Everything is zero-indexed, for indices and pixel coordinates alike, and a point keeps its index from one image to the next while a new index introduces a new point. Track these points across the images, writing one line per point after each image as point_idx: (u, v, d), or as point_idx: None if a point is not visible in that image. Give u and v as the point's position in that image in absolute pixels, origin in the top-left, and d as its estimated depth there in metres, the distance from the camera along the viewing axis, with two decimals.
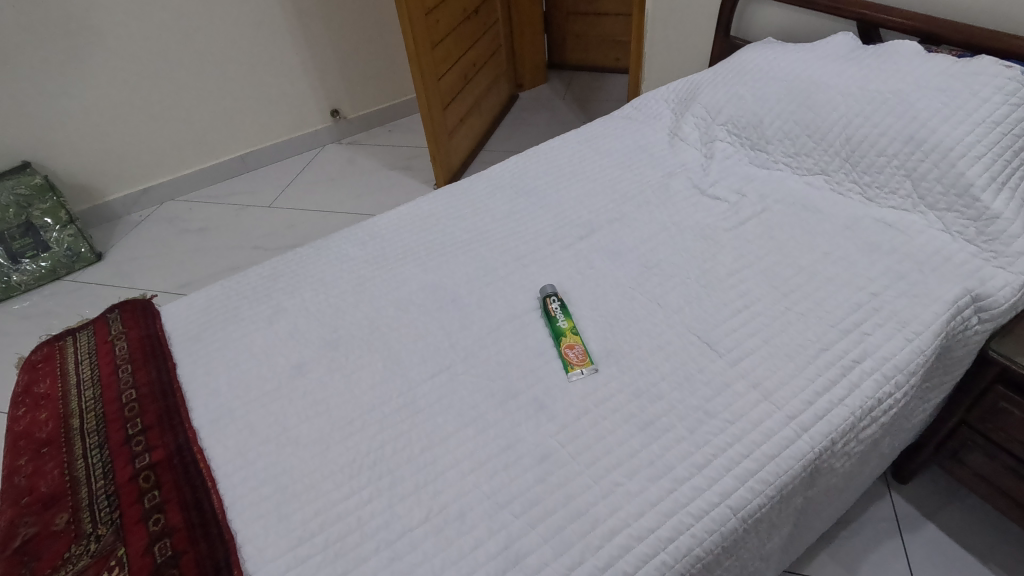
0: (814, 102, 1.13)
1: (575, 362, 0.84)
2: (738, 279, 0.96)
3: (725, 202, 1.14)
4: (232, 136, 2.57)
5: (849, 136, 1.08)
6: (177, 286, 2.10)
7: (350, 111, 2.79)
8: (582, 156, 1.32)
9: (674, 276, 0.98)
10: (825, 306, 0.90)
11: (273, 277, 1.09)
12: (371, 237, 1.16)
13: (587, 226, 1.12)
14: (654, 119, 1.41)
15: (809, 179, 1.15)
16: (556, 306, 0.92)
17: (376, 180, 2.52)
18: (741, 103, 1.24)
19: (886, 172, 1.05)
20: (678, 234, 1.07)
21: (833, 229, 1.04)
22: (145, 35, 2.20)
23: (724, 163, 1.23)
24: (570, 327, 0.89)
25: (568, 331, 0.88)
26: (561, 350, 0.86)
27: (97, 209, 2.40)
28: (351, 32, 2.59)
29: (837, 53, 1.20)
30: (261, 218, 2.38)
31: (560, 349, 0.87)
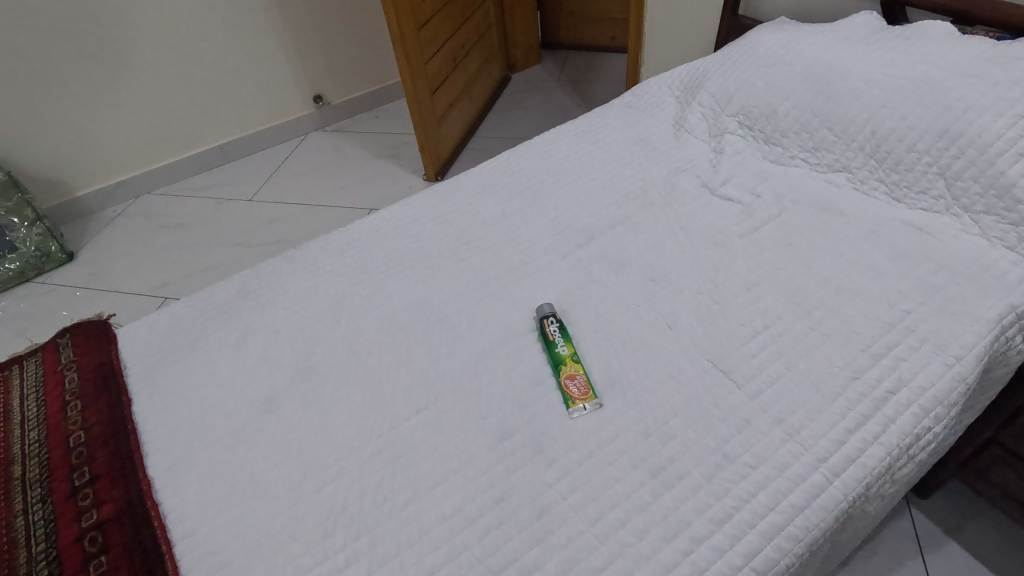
0: (835, 91, 1.03)
1: (576, 397, 0.75)
2: (756, 293, 0.87)
3: (738, 203, 1.03)
4: (211, 124, 2.43)
5: (874, 129, 0.98)
6: (153, 287, 1.99)
7: (334, 97, 2.65)
8: (581, 150, 1.21)
9: (684, 289, 0.89)
10: (854, 326, 0.80)
11: (241, 293, 0.98)
12: (350, 245, 1.05)
13: (587, 231, 1.01)
14: (657, 108, 1.29)
15: (828, 177, 1.05)
16: (555, 328, 0.83)
17: (363, 170, 2.39)
18: (753, 92, 1.13)
19: (916, 170, 0.95)
20: (688, 240, 0.97)
21: (858, 233, 0.94)
22: (113, 17, 2.05)
23: (735, 158, 1.12)
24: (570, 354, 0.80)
25: (568, 358, 0.79)
26: (560, 382, 0.77)
27: (67, 204, 2.27)
28: (334, 13, 2.44)
29: (858, 35, 1.09)
30: (241, 212, 2.26)
31: (559, 380, 0.78)
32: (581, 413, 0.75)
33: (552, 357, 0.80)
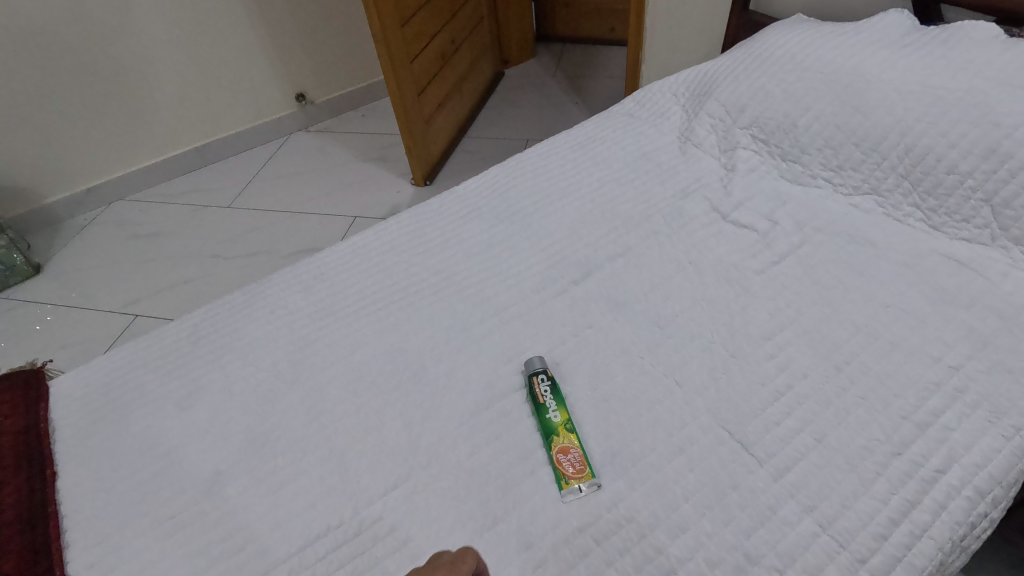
0: (862, 102, 0.91)
1: (571, 477, 0.65)
2: (777, 343, 0.75)
3: (753, 231, 0.91)
4: (187, 126, 2.30)
5: (908, 148, 0.87)
6: (123, 303, 1.88)
7: (318, 95, 2.51)
8: (578, 166, 1.09)
9: (694, 337, 0.78)
10: (892, 386, 0.69)
11: (192, 339, 0.87)
12: (317, 280, 0.94)
13: (584, 265, 0.90)
14: (661, 117, 1.17)
15: (854, 200, 0.93)
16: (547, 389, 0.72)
17: (347, 174, 2.27)
18: (768, 101, 1.01)
19: (957, 195, 0.83)
20: (698, 275, 0.86)
21: (891, 269, 0.82)
22: (76, 13, 1.91)
23: (748, 177, 1.00)
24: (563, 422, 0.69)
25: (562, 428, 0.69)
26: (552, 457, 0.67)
27: (35, 212, 2.14)
28: (315, 6, 2.30)
29: (888, 37, 0.97)
30: (219, 220, 2.13)
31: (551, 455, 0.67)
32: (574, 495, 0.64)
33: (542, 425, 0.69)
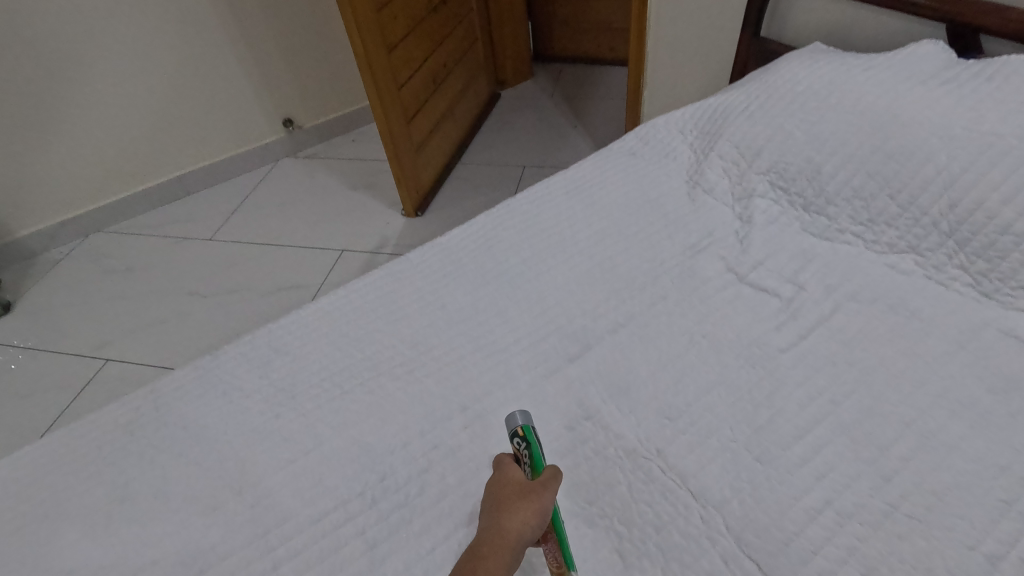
0: (898, 147, 0.80)
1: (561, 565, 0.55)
2: (810, 446, 0.63)
3: (776, 296, 0.80)
4: (169, 153, 2.20)
5: (952, 204, 0.76)
6: (93, 346, 1.76)
7: (306, 120, 2.41)
8: (574, 216, 0.98)
9: (712, 435, 0.66)
10: (956, 504, 0.57)
11: (131, 427, 0.76)
12: (277, 353, 0.83)
13: (582, 337, 0.79)
14: (665, 158, 1.07)
15: (890, 259, 0.81)
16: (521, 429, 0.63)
17: (335, 203, 2.16)
18: (788, 144, 0.90)
19: (1014, 258, 0.72)
20: (714, 352, 0.74)
21: (941, 347, 0.70)
22: (47, 40, 1.82)
23: (767, 230, 0.89)
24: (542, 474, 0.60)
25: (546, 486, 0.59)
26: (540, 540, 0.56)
27: (8, 246, 2.04)
28: (302, 27, 2.21)
29: (923, 73, 0.86)
30: (200, 254, 2.02)
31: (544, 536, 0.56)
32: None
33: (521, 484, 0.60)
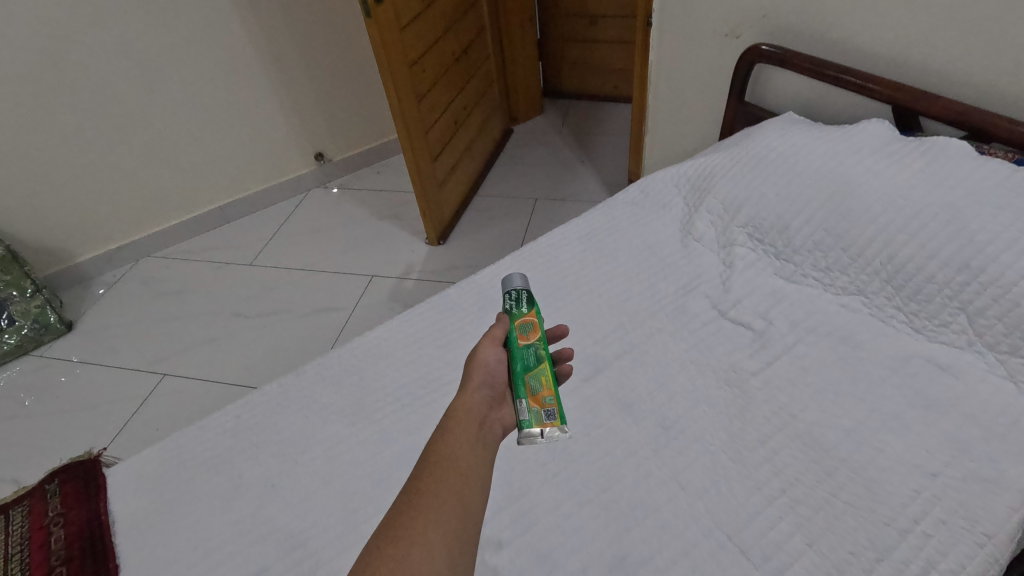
0: (847, 209, 0.98)
1: (542, 424, 0.72)
2: (771, 448, 0.83)
3: (750, 329, 1.00)
4: (211, 185, 2.40)
5: (890, 255, 0.93)
6: (151, 361, 1.95)
7: (336, 154, 2.61)
8: (586, 259, 1.18)
9: (696, 440, 0.85)
10: (879, 493, 0.76)
11: (235, 431, 0.95)
12: (346, 372, 1.02)
13: (594, 362, 0.98)
14: (662, 209, 1.26)
15: (844, 299, 1.00)
16: (519, 304, 0.82)
17: (363, 232, 2.36)
18: (762, 203, 1.09)
19: (937, 302, 0.89)
20: (699, 375, 0.94)
21: (879, 372, 0.89)
22: (110, 87, 2.02)
23: (746, 274, 1.08)
24: (533, 343, 0.78)
25: (536, 352, 0.77)
26: (521, 399, 0.73)
27: (68, 270, 2.23)
28: (336, 70, 2.42)
29: (871, 145, 1.03)
30: (241, 277, 2.22)
31: (519, 397, 0.73)
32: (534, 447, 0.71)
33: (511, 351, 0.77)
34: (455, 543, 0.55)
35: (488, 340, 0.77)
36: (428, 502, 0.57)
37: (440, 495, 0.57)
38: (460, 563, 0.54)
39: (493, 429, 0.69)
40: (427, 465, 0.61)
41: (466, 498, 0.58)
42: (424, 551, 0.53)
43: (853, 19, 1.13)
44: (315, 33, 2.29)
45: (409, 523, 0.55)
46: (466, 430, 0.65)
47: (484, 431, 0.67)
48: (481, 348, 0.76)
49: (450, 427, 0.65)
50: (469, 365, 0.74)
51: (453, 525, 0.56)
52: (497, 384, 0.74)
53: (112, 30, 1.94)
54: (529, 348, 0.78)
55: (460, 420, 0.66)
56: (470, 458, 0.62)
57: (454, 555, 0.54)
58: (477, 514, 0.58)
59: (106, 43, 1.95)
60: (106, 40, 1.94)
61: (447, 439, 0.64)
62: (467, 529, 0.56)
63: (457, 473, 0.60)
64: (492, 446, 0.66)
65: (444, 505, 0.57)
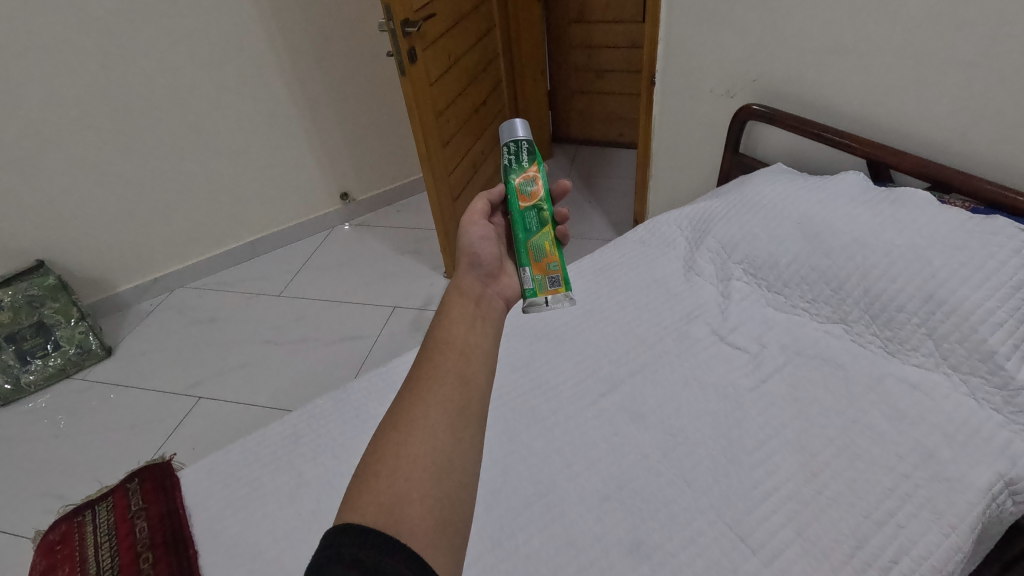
0: (828, 247, 1.13)
1: (546, 291, 0.90)
2: (765, 453, 0.96)
3: (746, 352, 1.14)
4: (246, 222, 2.50)
5: (866, 288, 1.07)
6: (187, 385, 2.01)
7: (360, 192, 2.70)
8: (600, 291, 1.33)
9: (700, 445, 0.99)
10: (857, 492, 0.89)
11: (294, 439, 1.08)
12: (391, 387, 1.16)
13: (609, 380, 1.12)
14: (667, 247, 1.41)
15: (828, 327, 1.14)
16: (520, 161, 0.90)
17: (384, 267, 2.44)
18: (756, 242, 1.23)
19: (907, 328, 1.03)
20: (701, 392, 1.07)
21: (858, 389, 1.03)
22: (160, 130, 2.15)
23: (741, 304, 1.22)
24: (535, 205, 0.90)
25: (538, 216, 0.90)
26: (526, 267, 0.89)
27: (109, 299, 2.32)
28: (371, 114, 2.54)
29: (849, 194, 1.18)
30: (271, 308, 2.29)
31: (524, 266, 0.89)
32: (541, 312, 0.90)
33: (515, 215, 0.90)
34: (454, 420, 0.66)
35: (471, 219, 0.90)
36: (428, 388, 0.69)
37: (439, 385, 0.69)
38: (462, 432, 0.65)
39: (486, 321, 0.81)
40: (427, 361, 0.72)
41: (462, 383, 0.70)
42: (427, 427, 0.64)
43: (829, 87, 1.32)
44: (349, 78, 2.41)
45: (413, 409, 0.66)
46: (459, 327, 0.77)
47: (476, 325, 0.79)
48: (467, 231, 0.90)
49: (446, 326, 0.77)
50: (460, 251, 0.89)
51: (452, 405, 0.67)
52: (489, 262, 0.89)
53: (163, 82, 2.08)
54: (532, 211, 0.90)
55: (455, 319, 0.78)
56: (463, 351, 0.74)
57: (455, 428, 0.65)
58: (473, 394, 0.70)
59: (161, 92, 2.09)
60: (158, 90, 2.08)
61: (443, 338, 0.75)
62: (466, 406, 0.68)
63: (453, 366, 0.72)
64: (486, 335, 0.78)
65: (442, 391, 0.68)
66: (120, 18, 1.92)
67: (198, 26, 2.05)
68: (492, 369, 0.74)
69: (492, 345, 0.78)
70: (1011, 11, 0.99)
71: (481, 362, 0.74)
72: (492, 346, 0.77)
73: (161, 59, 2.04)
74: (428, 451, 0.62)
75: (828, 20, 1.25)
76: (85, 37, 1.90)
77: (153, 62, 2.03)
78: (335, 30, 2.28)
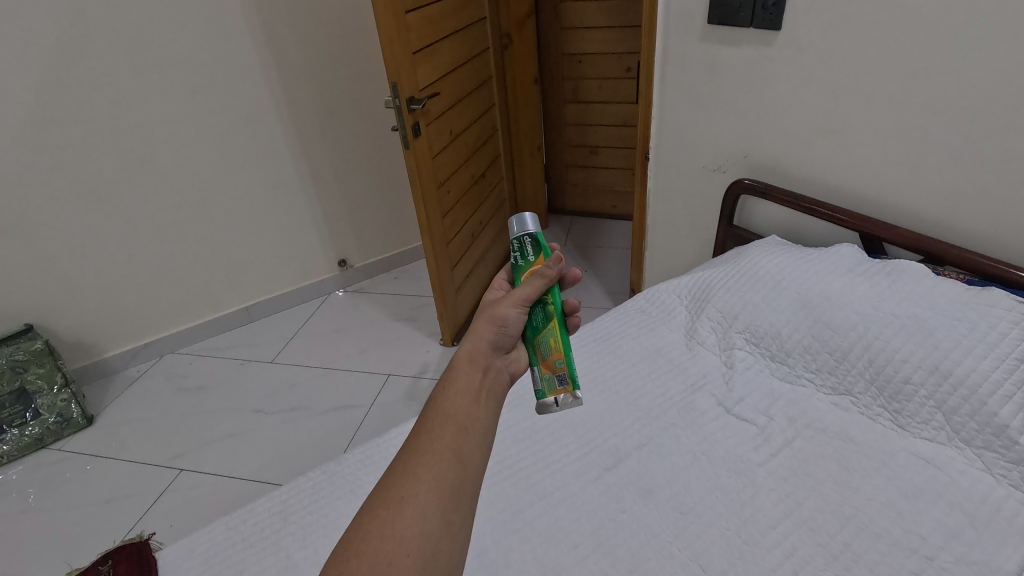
0: (828, 318, 1.12)
1: (554, 391, 0.84)
2: (781, 532, 0.92)
3: (753, 425, 1.11)
4: (241, 288, 2.49)
5: (870, 358, 1.06)
6: (170, 457, 1.92)
7: (357, 259, 2.72)
8: (602, 360, 1.31)
9: (712, 525, 0.94)
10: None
11: (282, 515, 1.03)
12: (386, 460, 1.11)
13: (614, 454, 1.08)
14: (668, 315, 1.41)
15: (835, 399, 1.12)
16: (526, 256, 0.86)
17: (379, 334, 2.41)
18: (756, 312, 1.23)
19: (915, 401, 1.01)
20: (710, 466, 1.04)
21: (870, 464, 1.00)
22: (163, 198, 2.18)
23: (745, 374, 1.20)
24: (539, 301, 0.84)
25: (542, 311, 0.84)
26: (535, 366, 0.84)
27: (96, 365, 2.26)
28: (371, 183, 2.60)
29: (846, 265, 1.19)
30: (262, 375, 2.24)
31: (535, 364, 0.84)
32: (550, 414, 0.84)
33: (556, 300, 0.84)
34: (446, 501, 0.63)
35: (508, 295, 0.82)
36: (423, 464, 0.66)
37: (434, 461, 0.66)
38: (453, 516, 0.63)
39: (490, 395, 0.77)
40: (424, 430, 0.69)
41: (458, 460, 0.67)
42: (417, 507, 0.62)
43: (818, 165, 1.37)
44: (353, 151, 2.49)
45: (404, 485, 0.63)
46: (462, 398, 0.73)
47: (480, 397, 0.75)
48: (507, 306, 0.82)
49: (448, 395, 0.73)
50: (488, 317, 0.81)
51: (446, 485, 0.64)
52: (510, 336, 0.83)
53: (171, 153, 2.13)
54: (536, 307, 0.84)
55: (459, 389, 0.74)
56: (463, 424, 0.70)
57: (446, 510, 0.63)
58: (468, 475, 0.66)
59: (168, 162, 2.14)
60: (165, 160, 2.13)
61: (443, 409, 0.71)
62: (459, 488, 0.65)
63: (450, 441, 0.68)
64: (488, 410, 0.74)
65: (436, 469, 0.65)
66: (134, 93, 2.00)
67: (210, 100, 2.13)
68: (490, 444, 0.71)
69: (493, 418, 0.74)
70: (988, 98, 1.05)
71: (480, 440, 0.70)
72: (493, 421, 0.74)
73: (171, 132, 2.11)
74: (415, 534, 0.60)
75: (814, 105, 1.32)
76: (100, 110, 1.97)
77: (164, 134, 2.10)
78: (341, 106, 2.38)
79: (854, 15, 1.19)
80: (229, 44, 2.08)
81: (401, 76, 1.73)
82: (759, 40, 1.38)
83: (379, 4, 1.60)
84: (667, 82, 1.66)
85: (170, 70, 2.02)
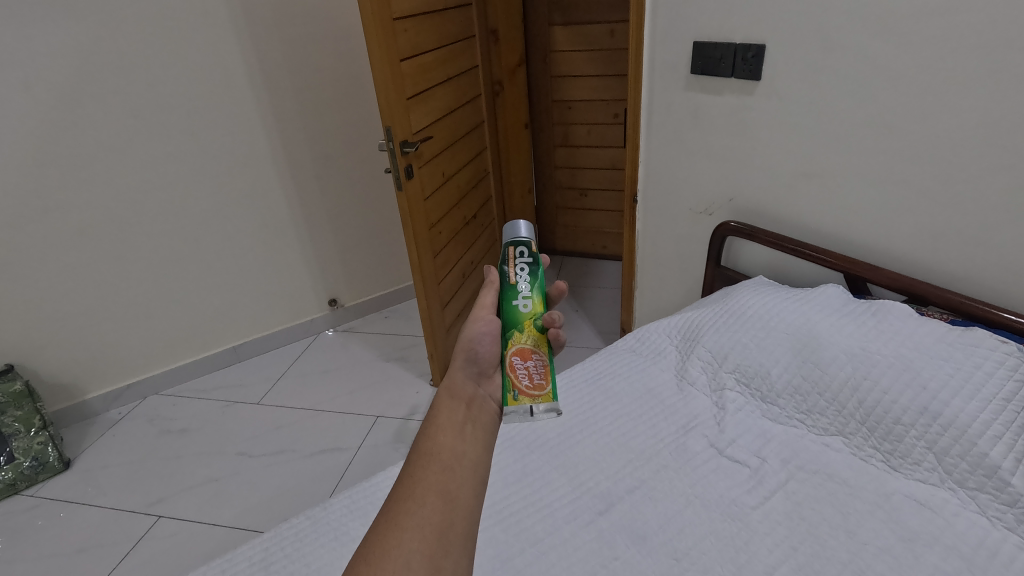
0: (817, 359, 1.13)
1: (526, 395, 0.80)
2: None
3: (746, 466, 1.10)
4: (230, 328, 2.46)
5: (860, 399, 1.06)
6: (148, 502, 1.86)
7: (348, 299, 2.71)
8: (591, 400, 1.30)
9: (707, 571, 0.92)
10: None
11: (263, 565, 0.99)
12: (373, 506, 1.08)
13: (605, 498, 1.06)
14: (658, 355, 1.41)
15: (828, 440, 1.11)
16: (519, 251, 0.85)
17: (368, 374, 2.38)
18: (746, 352, 1.23)
19: (907, 442, 1.01)
20: (704, 510, 1.02)
21: (865, 506, 0.99)
22: (154, 237, 2.19)
23: (737, 415, 1.20)
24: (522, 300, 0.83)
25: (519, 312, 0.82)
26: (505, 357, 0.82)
27: (76, 407, 2.20)
28: (364, 224, 2.62)
29: (832, 305, 1.21)
30: (249, 417, 2.19)
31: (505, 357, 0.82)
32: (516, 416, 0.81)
33: (506, 311, 0.82)
34: (434, 546, 0.62)
35: (478, 314, 0.83)
36: (409, 512, 0.65)
37: (420, 507, 0.65)
38: (443, 561, 0.61)
39: (478, 426, 0.76)
40: (408, 476, 0.68)
41: (445, 502, 0.66)
42: (402, 555, 0.60)
43: (801, 208, 1.41)
44: (347, 192, 2.52)
45: (388, 535, 0.62)
46: (446, 436, 0.73)
47: (466, 431, 0.74)
48: (472, 324, 0.83)
49: (431, 435, 0.73)
50: (459, 343, 0.82)
51: (432, 529, 0.63)
52: (484, 361, 0.82)
53: (165, 193, 2.15)
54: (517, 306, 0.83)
55: (442, 426, 0.74)
56: (448, 463, 0.70)
57: (434, 555, 0.61)
58: (457, 516, 0.65)
59: (161, 202, 2.15)
60: (158, 201, 2.15)
61: (426, 449, 0.71)
62: (449, 530, 0.64)
63: (435, 483, 0.67)
64: (476, 443, 0.74)
65: (423, 514, 0.64)
66: (131, 136, 2.03)
67: (207, 142, 2.16)
68: (481, 481, 0.70)
69: (482, 453, 0.73)
70: (965, 145, 1.09)
71: (468, 476, 0.69)
72: (482, 455, 0.73)
73: (165, 174, 2.13)
74: None
75: (796, 152, 1.37)
76: (95, 152, 1.99)
77: (159, 175, 2.12)
78: (336, 148, 2.43)
79: (830, 66, 1.25)
80: (228, 89, 2.13)
81: (394, 120, 1.77)
82: (741, 89, 1.44)
83: (376, 54, 1.67)
84: (654, 128, 1.71)
85: (169, 114, 2.07)
